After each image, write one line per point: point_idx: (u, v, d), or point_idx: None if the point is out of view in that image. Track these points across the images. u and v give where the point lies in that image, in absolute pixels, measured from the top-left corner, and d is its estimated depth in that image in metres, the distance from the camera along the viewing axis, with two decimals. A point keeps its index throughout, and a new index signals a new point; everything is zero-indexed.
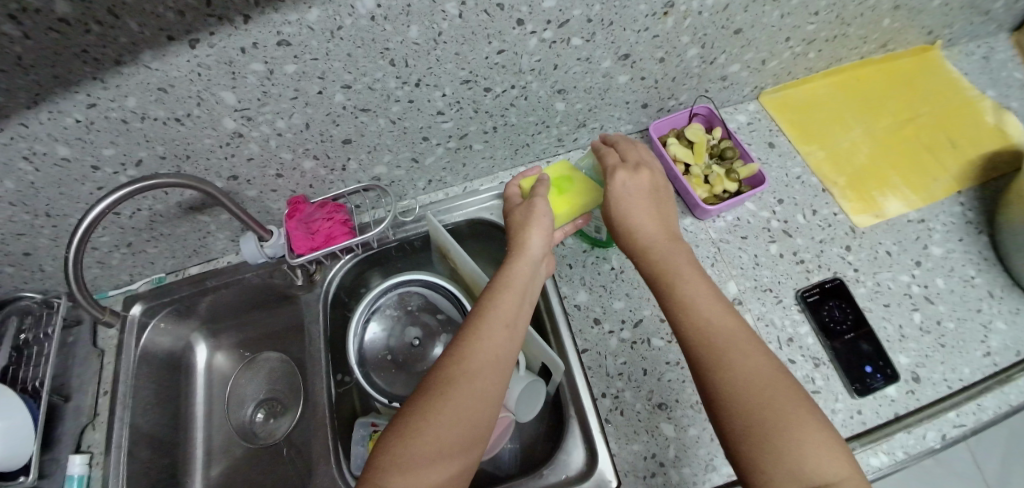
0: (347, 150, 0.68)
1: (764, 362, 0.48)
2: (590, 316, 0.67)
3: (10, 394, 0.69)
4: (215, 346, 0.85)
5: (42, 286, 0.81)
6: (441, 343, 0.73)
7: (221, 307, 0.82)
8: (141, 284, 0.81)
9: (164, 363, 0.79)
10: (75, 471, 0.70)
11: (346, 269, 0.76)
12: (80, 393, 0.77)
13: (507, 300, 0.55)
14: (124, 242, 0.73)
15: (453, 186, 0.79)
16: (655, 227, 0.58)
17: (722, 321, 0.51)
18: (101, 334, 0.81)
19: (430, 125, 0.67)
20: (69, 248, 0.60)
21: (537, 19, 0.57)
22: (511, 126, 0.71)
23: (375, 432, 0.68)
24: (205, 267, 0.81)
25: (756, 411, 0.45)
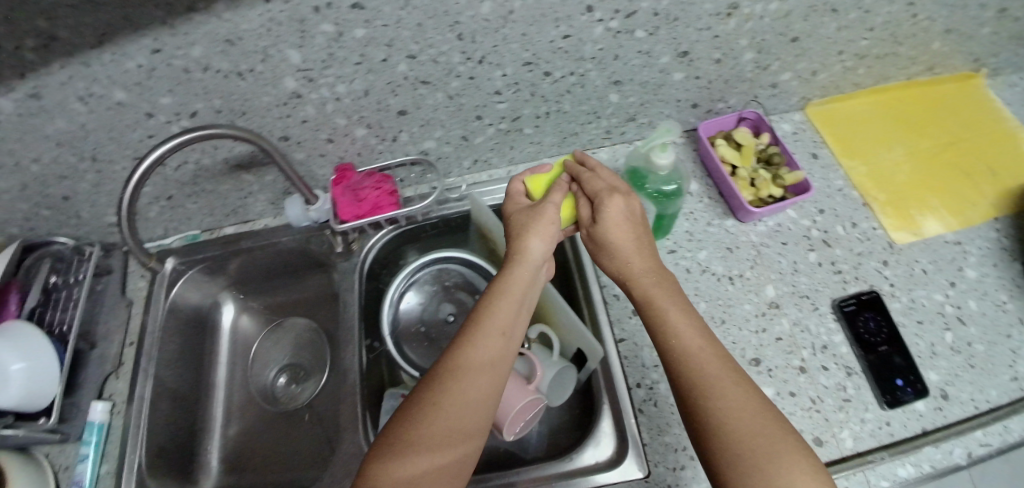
0: (400, 122, 0.67)
1: (749, 392, 0.48)
2: (628, 307, 0.68)
3: (39, 336, 0.70)
4: (241, 308, 0.85)
5: (77, 233, 0.81)
6: None
7: (251, 270, 0.81)
8: (175, 240, 0.80)
9: (191, 319, 0.79)
10: (96, 418, 0.71)
11: (381, 240, 0.74)
12: (107, 341, 0.77)
13: (505, 306, 0.55)
14: (165, 195, 0.72)
15: (498, 168, 0.78)
16: (642, 255, 0.57)
17: (708, 347, 0.51)
18: (131, 286, 0.82)
19: (486, 105, 0.67)
20: (121, 195, 0.60)
21: (606, 7, 0.58)
22: (563, 114, 0.71)
23: None
24: (242, 227, 0.81)
25: (739, 443, 0.45)
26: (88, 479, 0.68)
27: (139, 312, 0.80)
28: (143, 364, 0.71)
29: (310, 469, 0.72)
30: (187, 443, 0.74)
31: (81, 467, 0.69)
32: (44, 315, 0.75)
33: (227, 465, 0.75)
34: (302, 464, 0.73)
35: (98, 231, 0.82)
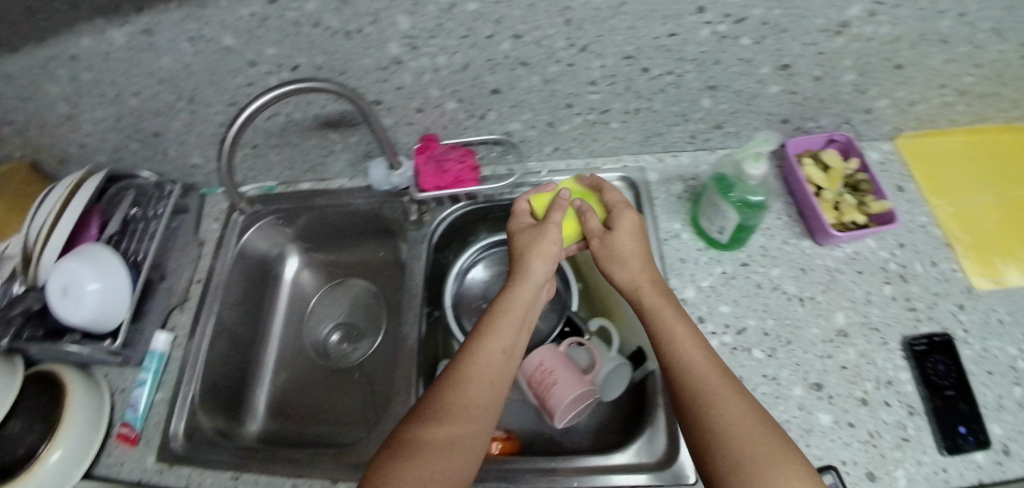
0: (492, 101, 0.67)
1: (748, 403, 0.48)
2: (694, 313, 0.65)
3: (116, 261, 0.73)
4: (304, 263, 0.87)
5: (160, 169, 0.84)
6: None
7: (318, 227, 0.83)
8: (250, 189, 0.83)
9: (257, 266, 0.82)
10: (158, 347, 0.75)
11: (454, 213, 0.75)
12: (176, 275, 0.80)
13: (507, 323, 0.57)
14: (251, 143, 0.75)
15: (577, 158, 0.77)
16: (641, 268, 0.60)
17: (706, 360, 0.52)
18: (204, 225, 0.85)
19: (579, 94, 0.66)
20: (221, 141, 0.63)
21: (718, 9, 0.57)
22: (654, 113, 0.70)
23: None
24: (316, 184, 0.83)
25: (737, 450, 0.45)
26: (142, 403, 0.72)
27: (209, 254, 0.82)
28: (208, 302, 0.75)
29: (356, 430, 0.72)
30: (238, 383, 0.77)
31: (137, 391, 0.72)
32: (120, 242, 0.78)
33: (272, 411, 0.77)
34: (344, 422, 0.74)
35: (180, 171, 0.84)
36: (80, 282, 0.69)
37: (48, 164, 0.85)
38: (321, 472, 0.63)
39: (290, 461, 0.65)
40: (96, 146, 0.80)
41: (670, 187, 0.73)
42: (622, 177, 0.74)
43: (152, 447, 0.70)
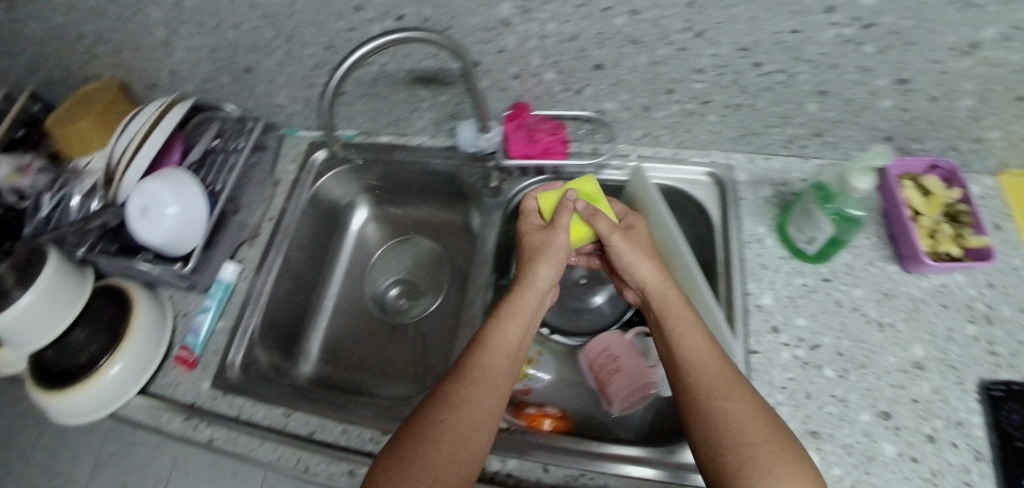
0: (592, 76, 0.66)
1: (753, 402, 0.47)
2: (768, 322, 0.63)
3: (196, 190, 0.74)
4: (372, 216, 0.89)
5: (244, 105, 0.85)
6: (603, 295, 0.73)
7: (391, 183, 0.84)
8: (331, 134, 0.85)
9: (327, 211, 0.85)
10: (226, 277, 0.76)
11: (531, 185, 0.74)
12: (250, 210, 0.81)
13: (511, 325, 0.55)
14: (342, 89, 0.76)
15: (664, 147, 0.75)
16: (651, 267, 0.60)
17: (710, 357, 0.51)
18: (280, 164, 0.86)
19: (683, 80, 0.65)
20: (328, 83, 0.63)
21: (849, 11, 0.54)
22: (755, 110, 0.68)
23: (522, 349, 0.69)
24: (395, 139, 0.83)
25: (741, 450, 0.44)
26: (204, 330, 0.73)
27: (282, 195, 0.83)
28: (278, 239, 0.77)
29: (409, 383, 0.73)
30: (296, 323, 0.79)
31: (200, 316, 0.73)
32: (199, 171, 0.80)
33: (324, 356, 0.79)
34: (395, 376, 0.75)
35: (262, 109, 0.85)
36: (161, 204, 0.71)
37: (138, 87, 0.88)
38: (371, 421, 0.63)
39: (342, 406, 0.66)
40: (185, 73, 0.81)
41: (758, 190, 0.71)
42: (710, 171, 0.73)
43: (208, 373, 0.71)
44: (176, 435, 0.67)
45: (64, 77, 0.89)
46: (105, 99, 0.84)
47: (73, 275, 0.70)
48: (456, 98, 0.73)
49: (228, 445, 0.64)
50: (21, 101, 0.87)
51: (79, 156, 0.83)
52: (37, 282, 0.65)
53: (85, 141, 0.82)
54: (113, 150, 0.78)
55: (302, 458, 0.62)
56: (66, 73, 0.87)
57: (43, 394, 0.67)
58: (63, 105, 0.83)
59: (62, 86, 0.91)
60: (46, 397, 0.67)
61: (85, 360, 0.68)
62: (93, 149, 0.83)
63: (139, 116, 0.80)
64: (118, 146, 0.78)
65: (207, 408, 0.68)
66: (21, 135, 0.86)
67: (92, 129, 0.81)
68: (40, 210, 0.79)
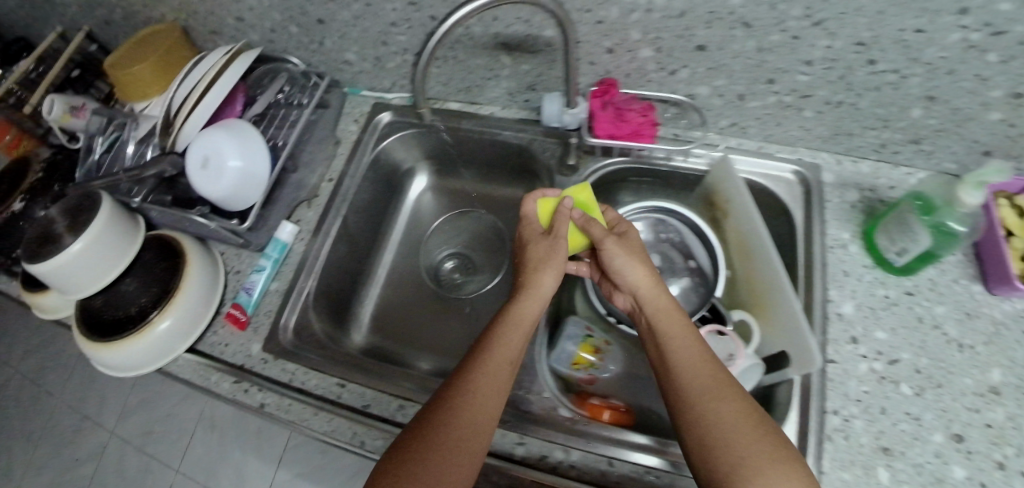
0: (692, 57, 0.62)
1: (743, 404, 0.49)
2: (848, 333, 0.61)
3: (260, 147, 0.72)
4: (429, 186, 0.89)
5: (308, 59, 0.83)
6: (679, 285, 0.69)
7: (456, 156, 0.84)
8: (395, 98, 0.85)
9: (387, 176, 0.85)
10: (283, 237, 0.75)
11: (608, 169, 0.73)
12: (307, 171, 0.81)
13: (514, 337, 0.55)
14: (415, 50, 0.76)
15: (749, 139, 0.72)
16: (644, 273, 0.59)
17: (701, 362, 0.52)
18: (341, 127, 0.85)
19: (788, 71, 0.61)
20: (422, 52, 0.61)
21: (984, 14, 0.50)
22: (854, 110, 0.64)
23: (590, 336, 0.66)
24: (465, 107, 0.82)
25: (731, 451, 0.46)
26: (257, 289, 0.73)
27: (343, 155, 0.83)
28: (337, 202, 0.77)
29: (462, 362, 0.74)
30: (350, 290, 0.80)
31: (255, 276, 0.73)
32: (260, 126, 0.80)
33: (373, 331, 0.79)
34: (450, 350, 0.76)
35: (329, 67, 0.84)
36: (221, 156, 0.69)
37: (198, 33, 0.85)
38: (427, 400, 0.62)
39: (396, 382, 0.64)
40: (255, 24, 0.80)
41: (844, 193, 0.69)
42: (796, 169, 0.70)
43: (260, 336, 0.71)
44: (226, 396, 0.67)
45: (123, 22, 0.86)
46: (165, 43, 0.81)
47: (123, 223, 0.69)
48: (538, 70, 0.70)
49: (278, 411, 0.64)
50: (76, 39, 0.86)
51: (135, 101, 0.82)
52: (89, 229, 0.65)
53: (142, 87, 0.80)
54: (173, 97, 0.77)
55: (357, 432, 0.61)
56: (125, 16, 0.85)
57: (94, 345, 0.67)
58: (124, 45, 0.81)
59: (118, 30, 0.88)
60: (98, 348, 0.67)
61: (136, 311, 0.68)
62: (151, 95, 0.81)
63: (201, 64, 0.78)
64: (178, 93, 0.77)
65: (257, 371, 0.68)
66: (76, 75, 0.87)
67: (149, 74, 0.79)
68: (92, 155, 0.80)
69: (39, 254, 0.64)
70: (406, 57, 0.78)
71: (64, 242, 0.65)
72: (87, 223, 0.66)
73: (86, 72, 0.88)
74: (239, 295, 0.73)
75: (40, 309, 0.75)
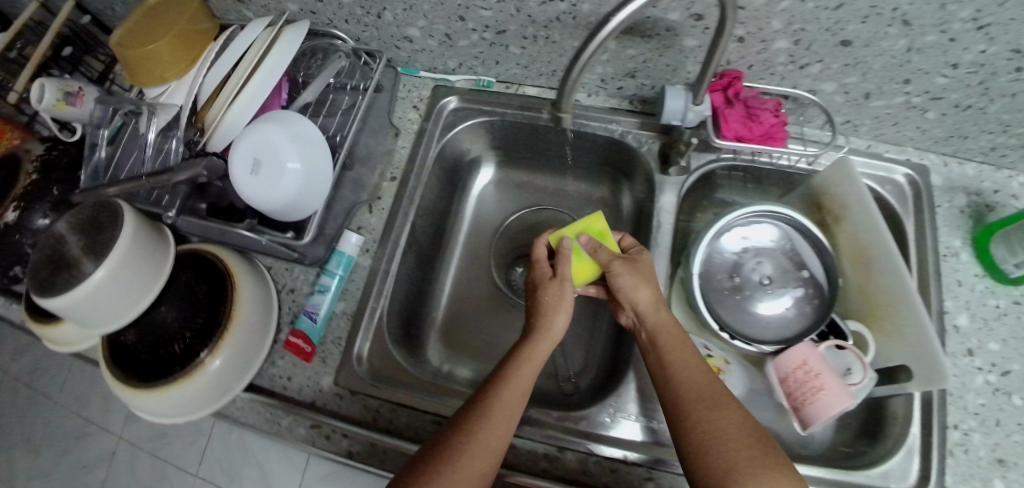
0: (831, 53, 0.57)
1: (734, 417, 0.50)
2: (964, 345, 0.61)
3: (321, 141, 0.62)
4: (494, 177, 0.85)
5: (358, 34, 0.73)
6: (794, 294, 0.65)
7: (530, 146, 0.80)
8: (461, 80, 0.78)
9: (451, 168, 0.80)
10: (347, 250, 0.68)
11: (715, 167, 0.71)
12: (366, 168, 0.72)
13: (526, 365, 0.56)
14: (497, 28, 0.66)
15: (857, 138, 0.70)
16: (648, 295, 0.60)
17: (696, 378, 0.54)
18: (401, 116, 0.78)
19: (927, 74, 0.57)
20: (565, 75, 0.46)
21: None
22: (981, 115, 0.61)
23: (710, 356, 0.66)
24: (543, 92, 0.77)
25: (721, 463, 0.47)
26: (322, 314, 0.65)
27: (404, 148, 0.76)
28: (405, 204, 0.71)
29: (551, 377, 0.72)
30: (419, 301, 0.74)
31: (318, 298, 0.65)
32: (316, 115, 0.71)
33: (444, 348, 0.74)
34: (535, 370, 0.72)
35: (385, 47, 0.75)
36: (278, 157, 0.59)
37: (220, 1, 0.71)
38: (540, 439, 0.59)
39: None
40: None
41: (953, 197, 0.67)
42: (907, 172, 0.68)
43: (331, 367, 0.64)
44: (302, 442, 0.60)
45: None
46: (184, 13, 0.66)
47: (153, 242, 0.59)
48: (642, 58, 0.65)
49: (369, 460, 0.58)
50: (64, 7, 0.70)
51: (147, 85, 0.66)
52: (112, 252, 0.55)
53: (158, 68, 0.64)
54: (200, 85, 0.64)
55: None
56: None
57: (134, 390, 0.58)
58: (127, 20, 0.65)
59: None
60: (139, 394, 0.58)
61: (181, 349, 0.58)
62: (169, 78, 0.66)
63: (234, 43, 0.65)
64: (206, 81, 0.64)
65: (333, 408, 0.62)
66: (66, 53, 0.72)
67: (167, 52, 0.64)
68: (96, 152, 0.67)
69: (53, 285, 0.54)
70: (482, 34, 0.68)
71: (84, 268, 0.54)
72: (109, 244, 0.56)
73: (76, 48, 0.73)
74: (301, 320, 0.65)
75: (55, 342, 0.64)
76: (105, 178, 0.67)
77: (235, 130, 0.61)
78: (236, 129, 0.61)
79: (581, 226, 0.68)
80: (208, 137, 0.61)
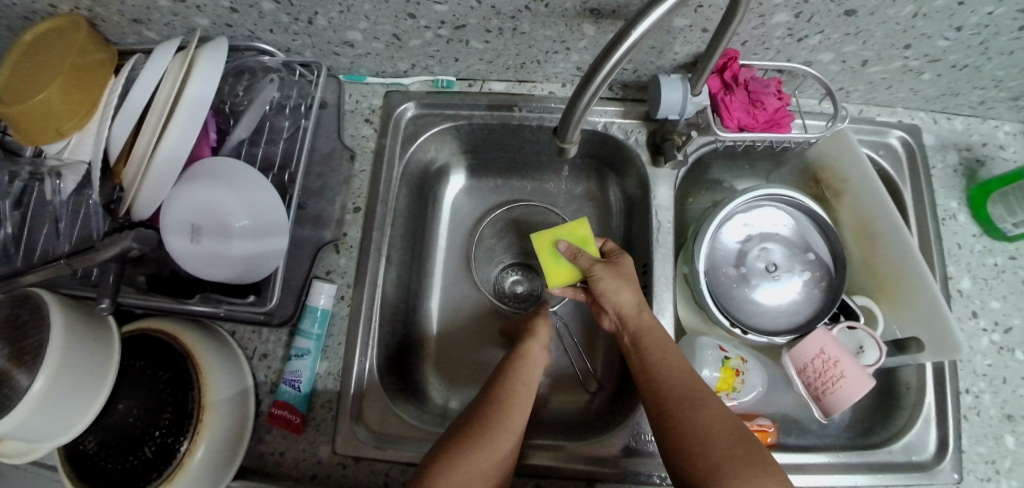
0: (833, 23, 0.52)
1: (718, 415, 0.49)
2: (969, 307, 0.61)
3: (267, 186, 0.54)
4: (467, 183, 0.78)
5: (288, 44, 0.62)
6: (804, 276, 0.64)
7: (502, 146, 0.73)
8: (415, 83, 0.69)
9: (418, 182, 0.72)
10: (320, 303, 0.59)
11: (711, 147, 0.66)
12: (327, 201, 0.64)
13: (524, 373, 0.56)
14: (457, 23, 0.58)
15: (848, 104, 0.67)
16: (630, 298, 0.57)
17: (679, 378, 0.52)
18: (353, 133, 0.68)
19: (931, 36, 0.53)
20: (568, 112, 0.42)
21: None
22: (976, 72, 0.58)
23: (728, 359, 0.60)
24: (511, 86, 0.69)
25: (707, 461, 0.46)
26: (305, 379, 0.58)
27: (365, 171, 0.66)
28: (378, 237, 0.63)
29: (564, 396, 0.68)
30: (408, 336, 0.68)
31: (297, 363, 0.58)
32: (255, 149, 0.60)
33: (445, 382, 0.69)
34: (545, 391, 0.68)
35: (321, 56, 0.64)
36: (223, 216, 0.52)
37: (111, 23, 0.58)
38: (569, 474, 0.56)
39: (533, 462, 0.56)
40: (203, 3, 0.55)
41: (945, 156, 0.66)
42: (901, 134, 0.66)
43: (327, 434, 0.58)
44: None
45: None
46: (72, 48, 0.54)
47: (93, 335, 0.50)
48: None
49: None
50: None
51: (43, 143, 0.54)
52: (44, 359, 0.46)
53: (52, 120, 0.52)
54: (108, 137, 0.52)
55: None
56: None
57: None
58: (4, 64, 0.52)
59: None
60: None
61: (153, 451, 0.51)
62: (68, 131, 0.53)
63: (140, 77, 0.52)
64: (115, 129, 0.53)
65: (338, 480, 0.56)
66: None
67: (60, 100, 0.51)
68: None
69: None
70: (438, 32, 0.59)
71: (18, 383, 0.45)
72: (41, 349, 0.46)
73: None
74: (283, 390, 0.57)
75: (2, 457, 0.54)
76: (19, 258, 0.57)
77: (163, 196, 0.51)
78: (162, 191, 0.50)
79: (563, 230, 0.65)
80: (132, 199, 0.50)
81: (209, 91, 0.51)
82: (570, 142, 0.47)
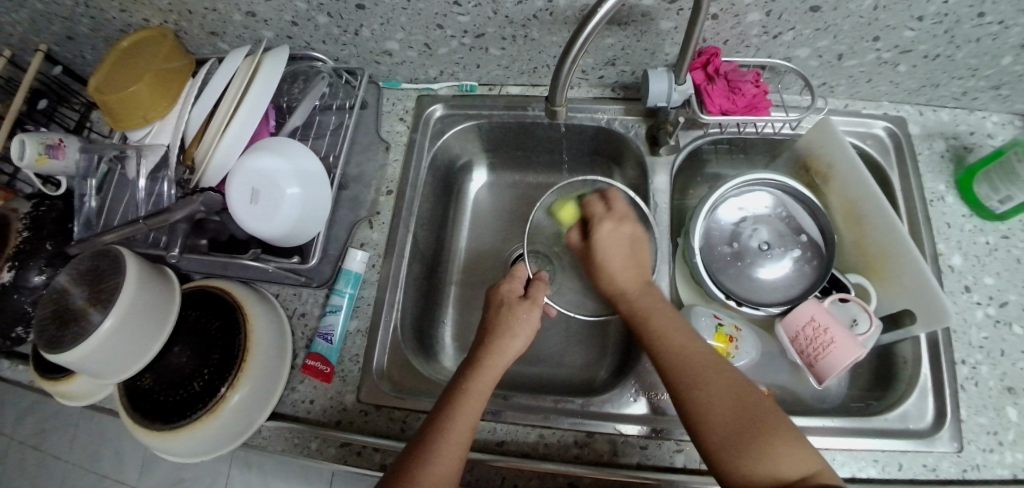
0: (803, 18, 0.59)
1: (730, 382, 0.49)
2: (961, 282, 0.64)
3: (319, 166, 0.64)
4: (487, 179, 0.86)
5: (337, 53, 0.73)
6: (793, 257, 0.68)
7: (520, 143, 0.81)
8: (444, 88, 0.79)
9: (444, 174, 0.81)
10: (354, 268, 0.68)
11: (703, 141, 0.73)
12: (363, 185, 0.74)
13: (469, 406, 0.52)
14: (477, 32, 0.67)
15: (835, 99, 0.73)
16: (621, 275, 0.61)
17: (687, 345, 0.52)
18: (388, 129, 0.77)
19: (896, 28, 0.59)
20: (553, 81, 0.52)
21: None
22: (949, 62, 0.63)
23: (722, 326, 0.64)
24: (526, 90, 0.78)
25: (719, 428, 0.47)
26: (337, 334, 0.66)
27: (396, 161, 0.75)
28: (405, 217, 0.71)
29: (571, 368, 0.72)
30: (428, 310, 0.75)
31: (331, 318, 0.66)
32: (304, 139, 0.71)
33: (460, 352, 0.74)
34: (551, 361, 0.73)
35: (365, 64, 0.75)
36: (278, 184, 0.60)
37: (193, 36, 0.72)
38: (569, 427, 0.59)
39: (528, 418, 0.60)
40: (270, 18, 0.67)
41: (932, 144, 0.70)
42: (886, 125, 0.71)
43: (351, 385, 0.64)
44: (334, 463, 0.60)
45: (91, 31, 0.72)
46: (159, 53, 0.66)
47: (158, 285, 0.59)
48: (622, 44, 0.66)
49: None
50: (33, 62, 0.71)
51: (131, 128, 0.66)
52: (118, 301, 0.55)
53: (140, 109, 0.65)
54: (185, 123, 0.64)
55: (507, 476, 0.57)
56: (95, 27, 0.71)
57: (157, 434, 0.58)
58: (105, 64, 0.66)
59: (94, 43, 0.74)
60: (161, 437, 0.58)
61: (201, 386, 0.58)
62: (151, 119, 0.66)
63: (214, 76, 0.64)
64: (189, 118, 0.64)
65: (359, 425, 0.62)
66: (41, 106, 0.74)
67: (147, 93, 0.64)
68: (85, 202, 0.68)
69: (61, 341, 0.53)
70: (462, 40, 0.69)
71: (92, 319, 0.54)
72: (114, 292, 0.55)
73: (49, 100, 0.76)
74: (317, 343, 0.65)
75: (68, 397, 0.64)
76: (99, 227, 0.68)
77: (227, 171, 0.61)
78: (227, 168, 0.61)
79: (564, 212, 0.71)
80: (201, 173, 0.60)
81: (269, 91, 0.62)
82: (559, 105, 0.56)
